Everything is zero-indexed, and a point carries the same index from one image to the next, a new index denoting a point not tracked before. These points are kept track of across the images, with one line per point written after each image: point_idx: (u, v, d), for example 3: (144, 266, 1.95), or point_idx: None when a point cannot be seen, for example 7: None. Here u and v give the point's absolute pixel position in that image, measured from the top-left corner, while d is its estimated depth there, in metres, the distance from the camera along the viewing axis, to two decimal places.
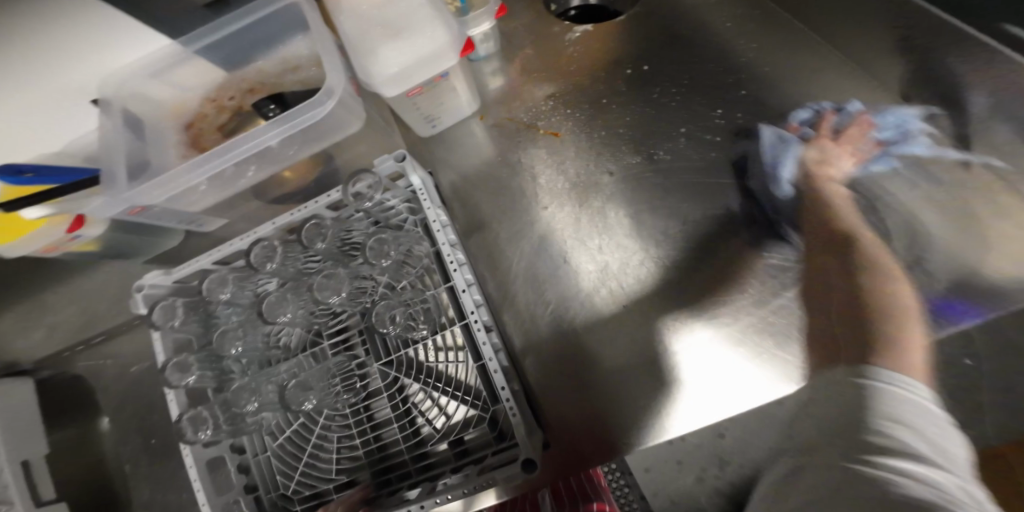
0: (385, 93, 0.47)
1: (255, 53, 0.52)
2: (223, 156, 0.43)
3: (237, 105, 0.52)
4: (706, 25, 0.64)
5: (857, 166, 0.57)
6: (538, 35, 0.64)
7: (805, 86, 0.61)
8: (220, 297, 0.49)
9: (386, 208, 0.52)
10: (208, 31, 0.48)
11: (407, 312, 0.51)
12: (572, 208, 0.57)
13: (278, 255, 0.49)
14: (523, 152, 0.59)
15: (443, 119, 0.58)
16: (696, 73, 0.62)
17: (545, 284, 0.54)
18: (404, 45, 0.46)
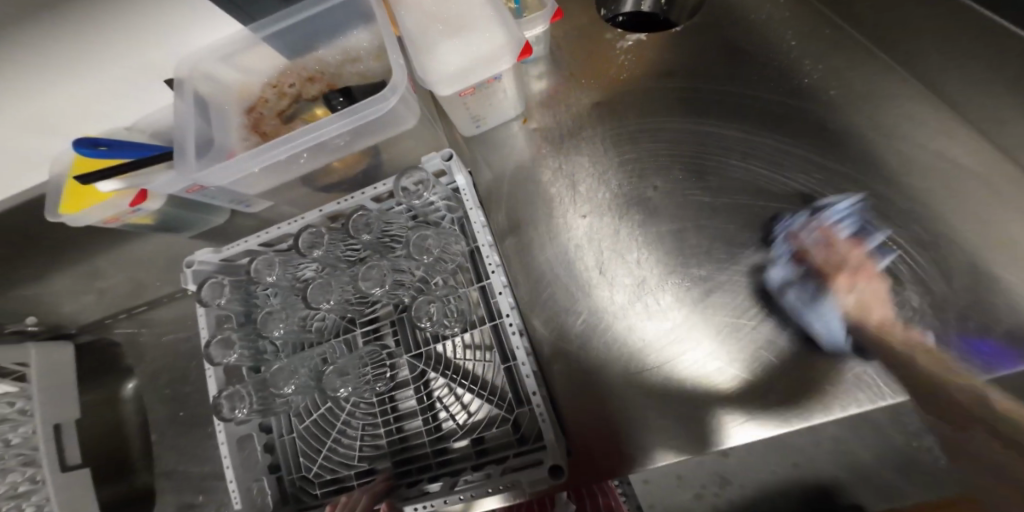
0: (440, 93, 0.45)
1: (315, 43, 0.56)
2: (288, 143, 0.45)
3: (297, 92, 0.57)
4: (770, 41, 0.56)
5: (945, 196, 0.48)
6: (589, 40, 0.60)
7: (888, 111, 0.52)
8: (266, 279, 0.52)
9: (428, 204, 0.52)
10: (280, 18, 0.53)
11: (442, 310, 0.50)
12: (611, 219, 0.53)
13: (324, 241, 0.51)
14: (565, 158, 0.57)
15: (488, 119, 0.57)
16: (762, 79, 0.55)
17: (572, 297, 0.52)
18: (467, 42, 0.45)
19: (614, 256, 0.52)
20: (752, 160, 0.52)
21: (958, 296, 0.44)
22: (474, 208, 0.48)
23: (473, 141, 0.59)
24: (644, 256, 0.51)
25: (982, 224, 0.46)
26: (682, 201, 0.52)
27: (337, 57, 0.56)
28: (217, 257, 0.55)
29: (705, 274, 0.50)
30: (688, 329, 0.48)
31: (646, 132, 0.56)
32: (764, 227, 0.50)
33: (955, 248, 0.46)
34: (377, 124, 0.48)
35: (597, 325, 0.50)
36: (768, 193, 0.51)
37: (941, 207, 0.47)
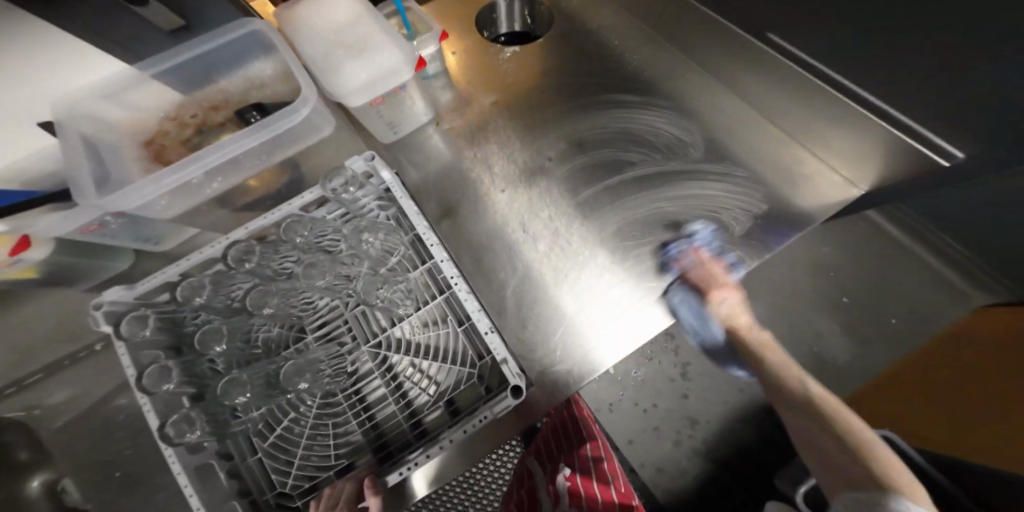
0: (351, 102, 0.53)
1: (218, 75, 0.55)
2: (200, 160, 0.47)
3: (200, 121, 0.55)
4: (603, 43, 0.74)
5: (749, 129, 0.65)
6: (477, 57, 0.74)
7: (691, 82, 0.69)
8: (195, 302, 0.51)
9: (360, 204, 0.57)
10: (171, 55, 0.51)
11: (393, 293, 0.57)
12: (522, 190, 0.65)
13: (256, 254, 0.53)
14: (476, 150, 0.68)
15: (403, 126, 0.65)
16: (604, 71, 0.72)
17: (501, 256, 0.61)
18: (366, 55, 0.53)
19: (526, 222, 0.63)
20: (610, 130, 0.67)
21: (757, 198, 0.61)
22: (404, 196, 0.55)
23: (391, 146, 0.66)
24: (544, 215, 0.63)
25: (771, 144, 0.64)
26: (574, 168, 0.66)
27: (243, 86, 0.56)
28: (133, 293, 0.53)
29: (598, 219, 0.63)
30: (596, 267, 0.60)
31: (532, 120, 0.69)
32: (636, 177, 0.64)
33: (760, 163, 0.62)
34: (290, 135, 0.53)
35: (523, 277, 0.60)
36: (630, 150, 0.66)
37: (744, 138, 0.64)
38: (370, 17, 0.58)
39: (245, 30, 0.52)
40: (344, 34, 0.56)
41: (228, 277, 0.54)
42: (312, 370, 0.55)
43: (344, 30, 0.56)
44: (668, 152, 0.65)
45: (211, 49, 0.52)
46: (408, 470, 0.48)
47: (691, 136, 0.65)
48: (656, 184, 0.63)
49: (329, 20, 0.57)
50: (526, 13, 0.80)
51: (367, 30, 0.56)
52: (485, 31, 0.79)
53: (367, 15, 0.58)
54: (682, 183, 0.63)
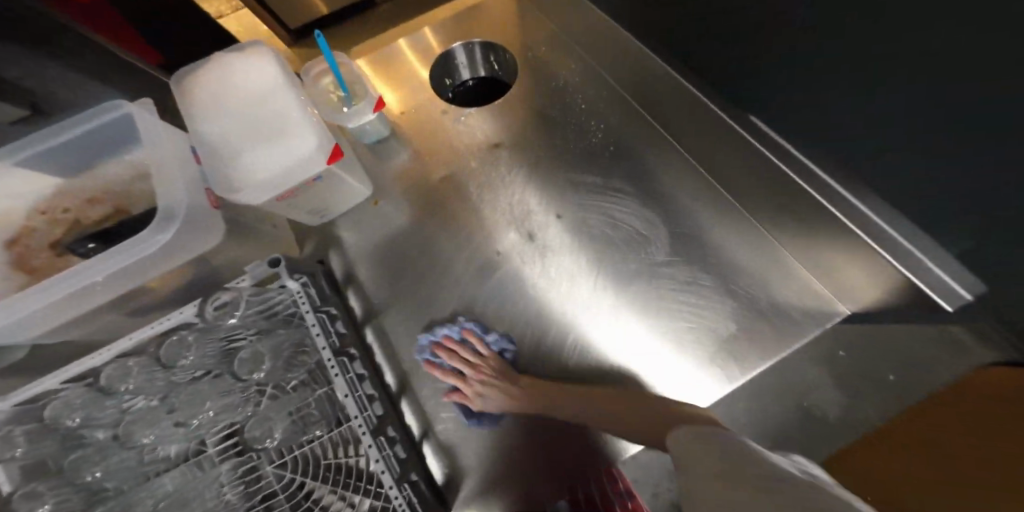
0: (247, 201, 0.44)
1: (96, 160, 0.49)
2: (39, 293, 0.39)
3: (74, 217, 0.47)
4: (569, 102, 0.65)
5: (723, 224, 0.56)
6: (427, 119, 0.65)
7: (665, 157, 0.60)
8: (69, 423, 0.44)
9: (268, 307, 0.49)
10: (26, 144, 0.44)
11: (295, 421, 0.50)
12: (465, 282, 0.58)
13: (136, 373, 0.46)
14: (418, 232, 0.61)
15: (333, 209, 0.57)
16: (570, 136, 0.63)
17: (433, 364, 0.55)
18: (264, 150, 0.44)
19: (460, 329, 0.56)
20: (565, 217, 0.59)
21: (717, 319, 0.53)
22: (308, 312, 0.47)
23: (322, 229, 0.59)
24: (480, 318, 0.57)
25: (750, 243, 0.55)
26: (520, 260, 0.58)
27: (126, 174, 0.48)
28: (19, 399, 0.43)
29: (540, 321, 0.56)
30: (595, 299, 0.56)
31: (481, 197, 0.61)
32: (590, 278, 0.56)
33: (732, 271, 0.54)
34: (168, 256, 0.44)
35: (445, 394, 0.54)
36: (583, 242, 0.58)
37: (716, 237, 0.56)
38: (281, 90, 0.47)
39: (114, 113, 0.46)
40: (245, 114, 0.46)
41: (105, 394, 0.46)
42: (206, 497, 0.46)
43: (255, 104, 0.47)
44: (626, 247, 0.57)
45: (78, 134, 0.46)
46: None
47: (651, 230, 0.57)
48: (608, 286, 0.56)
49: (233, 94, 0.48)
50: (490, 59, 0.70)
51: (282, 108, 0.47)
52: (447, 79, 0.70)
53: (278, 88, 0.48)
54: (638, 289, 0.55)
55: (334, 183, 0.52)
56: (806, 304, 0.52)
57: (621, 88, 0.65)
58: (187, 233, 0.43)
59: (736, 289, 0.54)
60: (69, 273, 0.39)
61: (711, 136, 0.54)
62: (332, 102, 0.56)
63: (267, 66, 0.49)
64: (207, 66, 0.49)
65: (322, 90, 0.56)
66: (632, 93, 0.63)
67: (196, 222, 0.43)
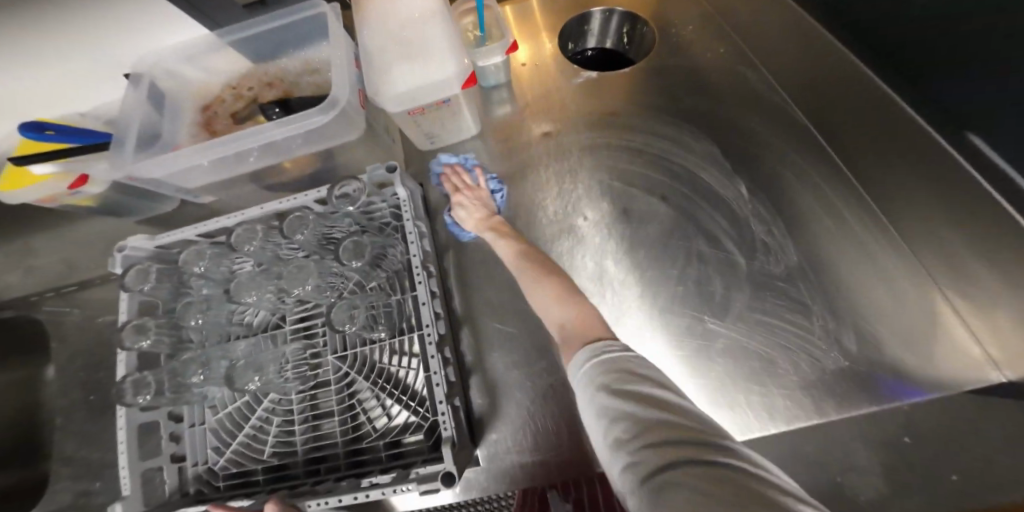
0: (388, 109, 0.48)
1: (280, 53, 0.53)
2: (211, 151, 0.45)
3: (254, 95, 0.53)
4: (707, 80, 0.61)
5: (857, 247, 0.49)
6: (547, 75, 0.64)
7: (798, 156, 0.54)
8: (194, 269, 0.52)
9: (371, 210, 0.52)
10: (239, 27, 0.50)
11: (369, 314, 0.49)
12: (550, 235, 0.56)
13: (259, 237, 0.51)
14: (519, 178, 0.59)
15: (442, 138, 0.59)
16: (698, 113, 0.59)
17: (499, 308, 0.53)
18: (412, 63, 0.47)
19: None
20: (670, 199, 0.55)
21: (828, 347, 0.45)
22: (409, 219, 0.48)
23: (428, 159, 0.61)
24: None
25: (887, 274, 0.47)
26: (612, 233, 0.55)
27: (300, 67, 0.53)
28: (160, 241, 0.52)
29: (622, 295, 0.51)
30: (649, 329, 0.49)
31: (586, 157, 0.59)
32: (684, 269, 0.51)
33: (860, 302, 0.47)
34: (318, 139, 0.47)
35: (505, 340, 0.52)
36: (691, 225, 0.53)
37: (841, 257, 0.49)
38: (439, 15, 0.50)
39: (309, 13, 0.50)
40: (401, 31, 0.50)
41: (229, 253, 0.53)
42: (275, 365, 0.51)
43: (410, 23, 0.50)
44: (735, 247, 0.51)
45: (273, 28, 0.51)
46: (328, 502, 0.42)
47: (774, 235, 0.51)
48: (699, 279, 0.51)
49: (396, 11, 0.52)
50: (622, 31, 0.68)
51: (432, 29, 0.50)
52: (569, 43, 0.68)
53: (437, 13, 0.51)
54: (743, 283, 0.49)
55: (460, 110, 0.54)
56: (948, 354, 0.44)
57: (768, 78, 0.60)
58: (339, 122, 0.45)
59: (859, 316, 0.46)
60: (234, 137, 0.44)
61: (883, 135, 0.47)
62: (468, 41, 0.58)
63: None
64: None
65: (460, 28, 0.58)
66: (784, 85, 0.58)
67: (349, 115, 0.46)
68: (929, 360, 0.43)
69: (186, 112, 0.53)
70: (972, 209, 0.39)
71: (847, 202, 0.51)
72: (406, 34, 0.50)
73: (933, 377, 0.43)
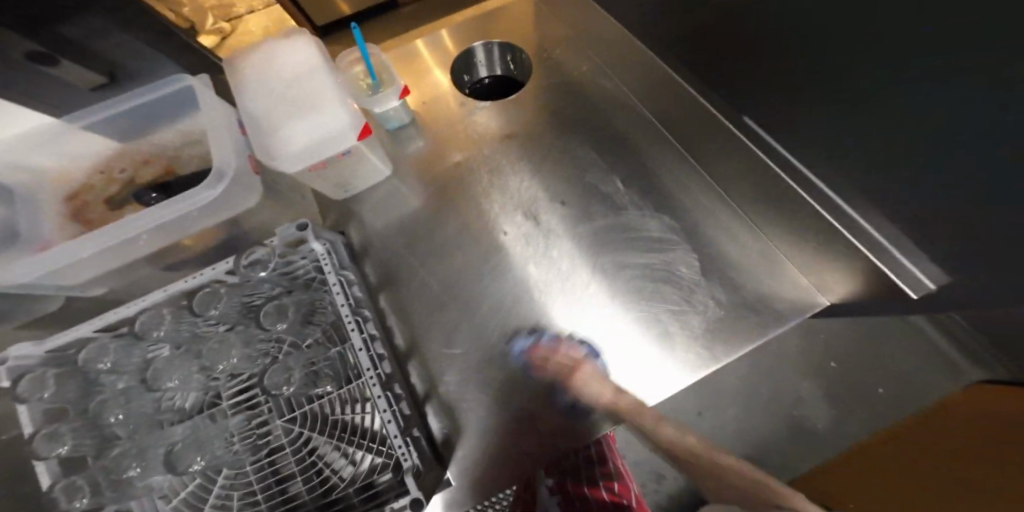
0: (285, 169, 0.50)
1: (153, 127, 0.52)
2: (95, 241, 0.44)
3: (129, 176, 0.51)
4: (585, 95, 0.70)
5: (716, 219, 0.60)
6: (445, 110, 0.70)
7: (663, 151, 0.65)
8: (98, 366, 0.50)
9: (290, 272, 0.52)
10: (101, 108, 0.49)
11: (306, 371, 0.52)
12: (473, 254, 0.62)
13: (166, 322, 0.50)
14: (435, 208, 0.65)
15: (356, 185, 0.62)
16: (579, 126, 0.68)
17: (439, 329, 0.58)
18: (303, 122, 0.50)
19: (466, 303, 0.60)
20: (570, 204, 0.64)
21: (707, 303, 0.56)
22: (330, 273, 0.50)
23: (342, 205, 0.64)
24: (483, 291, 0.60)
25: (739, 236, 0.59)
26: (527, 243, 0.62)
27: (177, 140, 0.52)
28: (54, 345, 0.50)
29: (542, 294, 0.60)
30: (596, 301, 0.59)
31: (491, 179, 0.66)
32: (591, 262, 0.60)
33: (725, 263, 0.58)
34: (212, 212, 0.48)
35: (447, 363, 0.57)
36: (591, 224, 0.62)
37: (706, 228, 0.60)
38: (323, 71, 0.54)
39: (174, 86, 0.50)
40: (289, 91, 0.53)
41: (137, 344, 0.52)
42: (221, 439, 0.51)
43: (291, 84, 0.54)
44: (625, 236, 0.61)
45: (137, 104, 0.50)
46: None
47: (653, 219, 0.61)
48: (611, 269, 0.60)
49: (281, 73, 0.55)
50: (506, 59, 0.75)
51: (314, 87, 0.53)
52: (465, 75, 0.75)
53: (320, 69, 0.54)
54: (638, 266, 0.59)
55: (362, 157, 0.57)
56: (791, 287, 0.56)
57: (626, 88, 0.70)
58: (231, 191, 0.47)
59: (726, 273, 0.58)
60: (114, 226, 0.44)
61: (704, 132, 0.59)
62: (361, 89, 0.61)
63: (312, 51, 0.56)
64: (257, 51, 0.57)
65: (353, 79, 0.61)
66: (637, 94, 0.68)
67: (240, 184, 0.48)
68: (779, 296, 0.56)
69: (48, 202, 0.49)
70: (770, 181, 0.52)
71: (704, 185, 0.63)
72: (290, 96, 0.53)
73: (786, 307, 0.55)
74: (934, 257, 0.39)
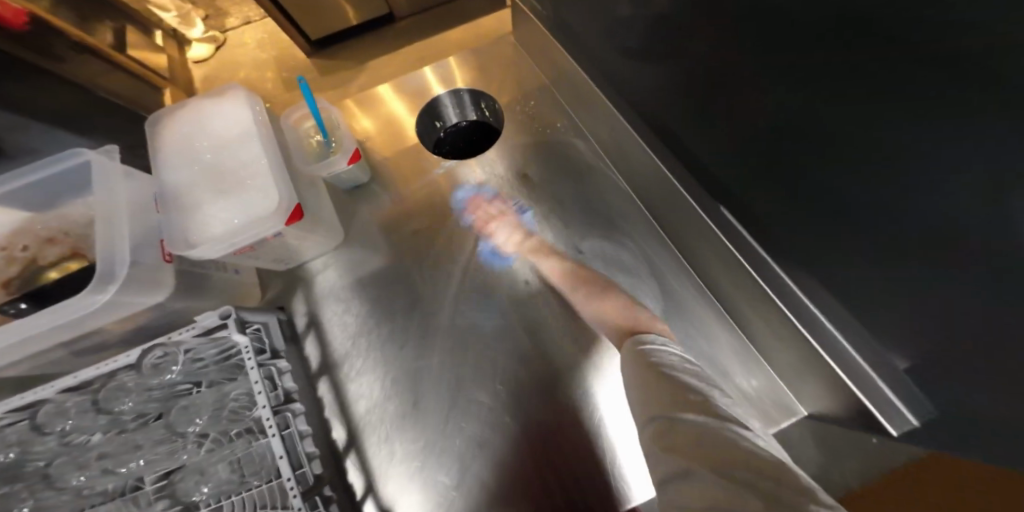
0: (206, 255, 0.45)
1: (60, 197, 0.49)
2: None
3: (30, 254, 0.46)
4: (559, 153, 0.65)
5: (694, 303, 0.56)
6: (406, 167, 0.66)
7: (636, 219, 0.60)
8: (1, 458, 0.41)
9: (211, 360, 0.48)
10: (9, 179, 0.46)
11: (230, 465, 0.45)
12: (423, 328, 0.58)
13: (73, 412, 0.43)
14: (388, 276, 0.61)
15: (298, 257, 0.59)
16: (548, 187, 0.64)
17: (384, 413, 0.54)
18: (228, 202, 0.46)
19: (411, 379, 0.56)
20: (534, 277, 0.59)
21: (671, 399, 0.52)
22: (250, 363, 0.45)
23: (289, 274, 0.60)
24: (435, 370, 0.56)
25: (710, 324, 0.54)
26: (478, 311, 0.58)
27: (87, 218, 0.48)
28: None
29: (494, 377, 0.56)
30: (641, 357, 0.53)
31: (451, 244, 0.62)
32: (542, 335, 0.57)
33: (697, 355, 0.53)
34: (106, 315, 0.43)
35: (390, 455, 0.53)
36: (553, 298, 0.58)
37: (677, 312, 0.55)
38: (255, 137, 0.50)
39: (80, 157, 0.47)
40: (218, 161, 0.49)
41: (38, 432, 0.42)
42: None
43: (216, 156, 0.49)
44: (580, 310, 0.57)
45: (45, 176, 0.47)
46: None
47: (621, 299, 0.57)
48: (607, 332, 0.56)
49: (210, 138, 0.51)
50: (480, 105, 0.70)
51: (242, 159, 0.49)
52: (436, 122, 0.70)
53: (253, 135, 0.50)
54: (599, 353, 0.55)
55: (299, 235, 0.54)
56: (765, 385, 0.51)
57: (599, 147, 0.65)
58: (128, 293, 0.43)
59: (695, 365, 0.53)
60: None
61: (673, 209, 0.54)
62: (311, 147, 0.57)
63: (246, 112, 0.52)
64: (186, 112, 0.52)
65: (303, 134, 0.57)
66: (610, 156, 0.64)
67: (139, 282, 0.44)
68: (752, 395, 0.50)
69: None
70: (739, 275, 0.47)
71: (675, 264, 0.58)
72: (215, 169, 0.48)
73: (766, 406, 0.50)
74: (899, 395, 0.34)
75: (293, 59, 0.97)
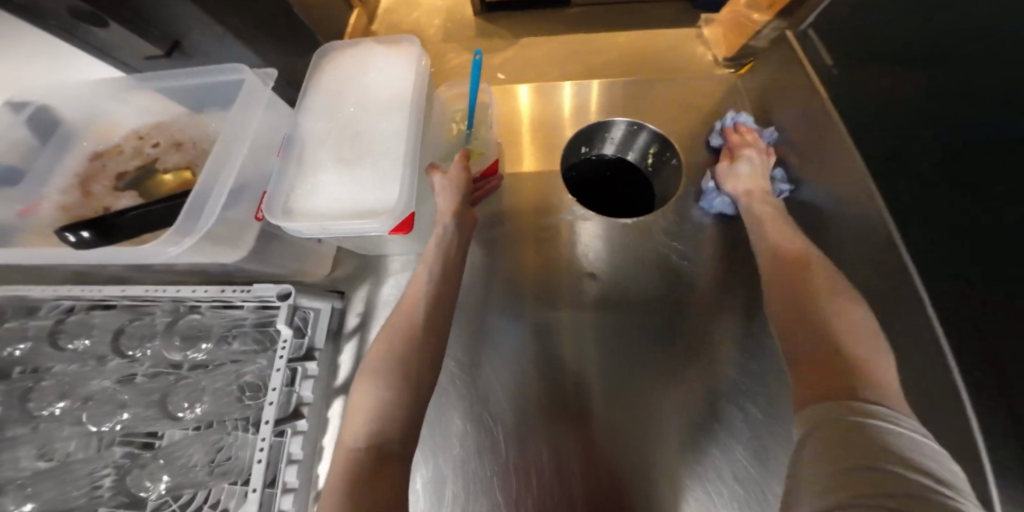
0: (300, 232, 0.40)
1: (206, 108, 0.45)
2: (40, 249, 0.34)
3: (155, 155, 0.43)
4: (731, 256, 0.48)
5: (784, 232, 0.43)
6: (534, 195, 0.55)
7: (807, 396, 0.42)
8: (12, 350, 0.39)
9: (245, 328, 0.42)
10: (173, 75, 0.43)
11: (206, 448, 0.37)
12: (474, 391, 0.46)
13: (95, 331, 0.41)
14: (466, 309, 0.50)
15: (381, 250, 0.51)
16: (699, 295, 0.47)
17: None
18: (348, 184, 0.41)
19: (435, 415, 0.46)
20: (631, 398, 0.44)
21: None
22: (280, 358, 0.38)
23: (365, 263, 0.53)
24: (468, 452, 0.44)
25: None
26: (545, 368, 0.47)
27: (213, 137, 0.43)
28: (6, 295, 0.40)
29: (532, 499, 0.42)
30: None
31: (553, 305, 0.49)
32: (604, 439, 0.43)
33: None
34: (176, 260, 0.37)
35: None
36: (647, 437, 0.43)
37: None
38: (405, 117, 0.44)
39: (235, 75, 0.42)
40: (358, 129, 0.44)
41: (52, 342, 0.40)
42: (77, 484, 0.35)
43: (355, 125, 0.44)
44: (689, 423, 0.43)
45: (198, 84, 0.43)
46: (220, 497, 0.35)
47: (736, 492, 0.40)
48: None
49: (363, 101, 0.46)
50: (649, 151, 0.59)
51: (380, 137, 0.43)
52: (584, 146, 0.59)
53: (404, 115, 0.44)
54: None
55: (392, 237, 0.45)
56: None
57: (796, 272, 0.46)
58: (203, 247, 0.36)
59: None
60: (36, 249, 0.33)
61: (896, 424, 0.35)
62: (452, 134, 0.51)
63: (409, 84, 0.46)
64: (345, 64, 0.48)
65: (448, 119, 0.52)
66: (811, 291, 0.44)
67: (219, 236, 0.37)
68: None
69: (75, 157, 0.42)
70: None
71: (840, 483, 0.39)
72: (350, 140, 0.43)
73: None
74: None
75: (461, 13, 0.88)
